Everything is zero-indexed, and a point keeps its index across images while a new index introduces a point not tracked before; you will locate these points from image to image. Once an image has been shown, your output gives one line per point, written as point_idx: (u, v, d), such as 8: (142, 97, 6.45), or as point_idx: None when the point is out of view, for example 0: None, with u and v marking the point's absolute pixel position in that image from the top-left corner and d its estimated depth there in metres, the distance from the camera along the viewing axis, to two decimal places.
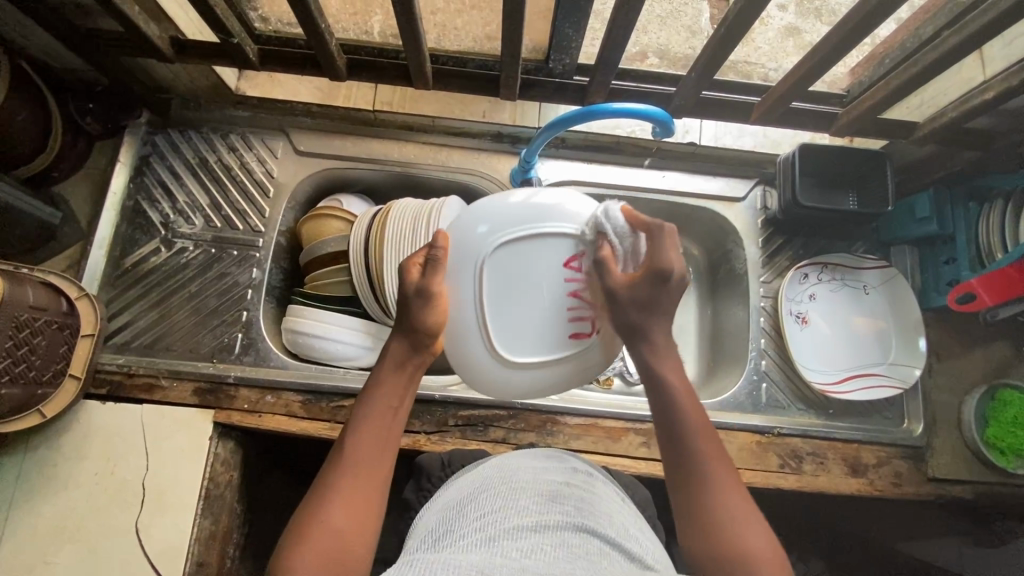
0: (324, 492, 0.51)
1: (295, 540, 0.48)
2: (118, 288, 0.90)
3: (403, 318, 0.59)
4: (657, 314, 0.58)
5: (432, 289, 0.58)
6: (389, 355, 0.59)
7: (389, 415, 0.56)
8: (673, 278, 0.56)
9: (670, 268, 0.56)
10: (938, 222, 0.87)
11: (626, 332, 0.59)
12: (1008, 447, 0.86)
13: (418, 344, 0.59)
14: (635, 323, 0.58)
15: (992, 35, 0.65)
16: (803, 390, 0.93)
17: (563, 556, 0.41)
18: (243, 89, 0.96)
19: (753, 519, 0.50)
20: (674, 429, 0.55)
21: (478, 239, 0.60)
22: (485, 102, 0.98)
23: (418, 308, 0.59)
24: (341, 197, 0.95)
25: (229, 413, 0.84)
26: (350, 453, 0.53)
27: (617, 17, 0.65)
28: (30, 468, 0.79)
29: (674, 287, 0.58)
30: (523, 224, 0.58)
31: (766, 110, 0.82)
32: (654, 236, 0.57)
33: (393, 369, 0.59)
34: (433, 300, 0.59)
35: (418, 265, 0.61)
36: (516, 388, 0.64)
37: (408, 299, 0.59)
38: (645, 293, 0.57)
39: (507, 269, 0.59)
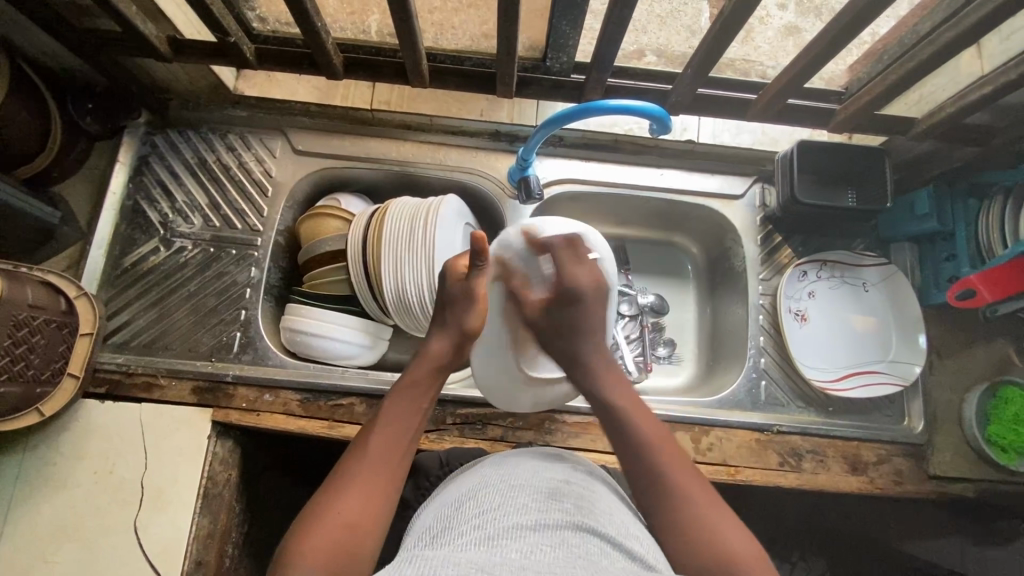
0: (338, 483, 0.51)
1: (306, 527, 0.48)
2: (118, 287, 0.90)
3: (450, 316, 0.67)
4: (583, 336, 0.70)
5: (475, 290, 0.67)
6: (429, 354, 0.65)
7: (412, 414, 0.59)
8: (585, 297, 0.71)
9: (583, 288, 0.72)
10: (937, 220, 0.87)
11: (569, 361, 0.70)
12: (1008, 445, 0.85)
13: (460, 344, 0.67)
14: (570, 350, 0.70)
15: (987, 31, 0.65)
16: (803, 388, 0.92)
17: (563, 556, 0.41)
18: (242, 88, 0.96)
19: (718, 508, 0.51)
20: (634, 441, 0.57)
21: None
22: (485, 100, 0.98)
23: (464, 307, 0.67)
24: (339, 196, 0.95)
25: (227, 411, 0.84)
26: (371, 447, 0.55)
27: (613, 13, 0.65)
28: (30, 466, 0.79)
29: (589, 301, 0.72)
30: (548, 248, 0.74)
31: (764, 106, 0.82)
32: (565, 261, 0.73)
33: (428, 369, 0.64)
34: (476, 299, 0.67)
35: (462, 267, 0.70)
36: (518, 396, 0.83)
37: (456, 296, 0.68)
38: (563, 313, 0.71)
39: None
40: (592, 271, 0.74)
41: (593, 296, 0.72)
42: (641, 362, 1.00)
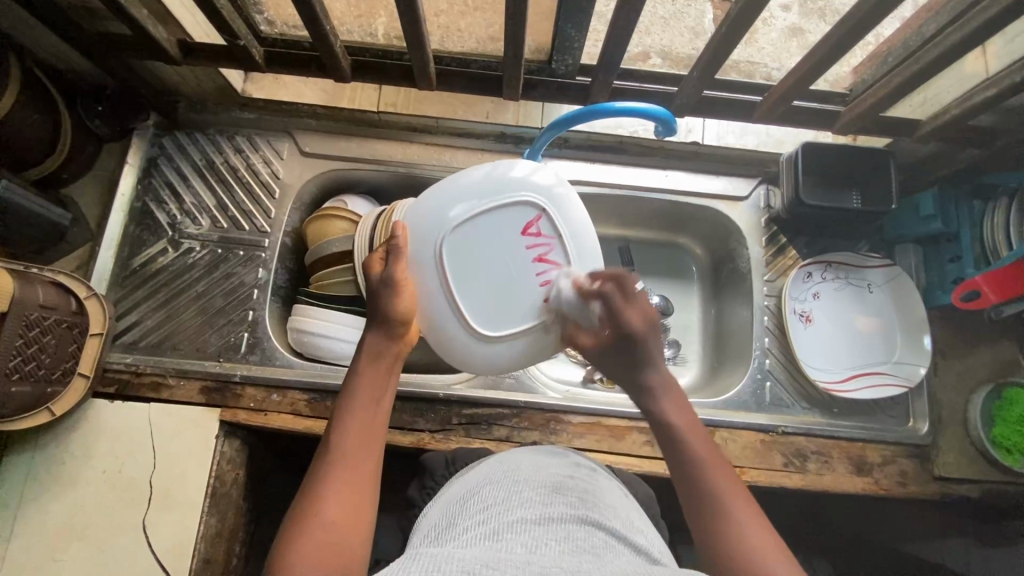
0: (314, 492, 0.51)
1: (289, 541, 0.48)
2: (126, 288, 0.91)
3: (374, 310, 0.66)
4: (645, 368, 0.64)
5: (393, 275, 0.66)
6: (367, 351, 0.63)
7: (371, 406, 0.59)
8: (642, 339, 0.64)
9: (634, 330, 0.64)
10: (942, 221, 0.87)
11: (635, 390, 0.64)
12: (1014, 446, 0.85)
13: (389, 333, 0.64)
14: (634, 382, 0.64)
15: (992, 34, 0.65)
16: (807, 389, 0.93)
17: (567, 550, 0.42)
18: (250, 91, 0.96)
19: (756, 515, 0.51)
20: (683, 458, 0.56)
21: (439, 216, 0.70)
22: (489, 103, 0.98)
23: (384, 296, 0.66)
24: (346, 197, 0.95)
25: (236, 411, 0.85)
26: (337, 452, 0.54)
27: (619, 17, 0.66)
28: (39, 465, 0.80)
29: (648, 339, 0.64)
30: (469, 203, 0.70)
31: (769, 108, 0.82)
32: (616, 304, 0.65)
33: (374, 364, 0.62)
34: (395, 284, 0.66)
35: (381, 259, 0.69)
36: (503, 364, 0.74)
37: (376, 288, 0.66)
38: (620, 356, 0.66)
39: (466, 245, 0.70)
40: (643, 309, 0.66)
41: (652, 335, 0.65)
42: None
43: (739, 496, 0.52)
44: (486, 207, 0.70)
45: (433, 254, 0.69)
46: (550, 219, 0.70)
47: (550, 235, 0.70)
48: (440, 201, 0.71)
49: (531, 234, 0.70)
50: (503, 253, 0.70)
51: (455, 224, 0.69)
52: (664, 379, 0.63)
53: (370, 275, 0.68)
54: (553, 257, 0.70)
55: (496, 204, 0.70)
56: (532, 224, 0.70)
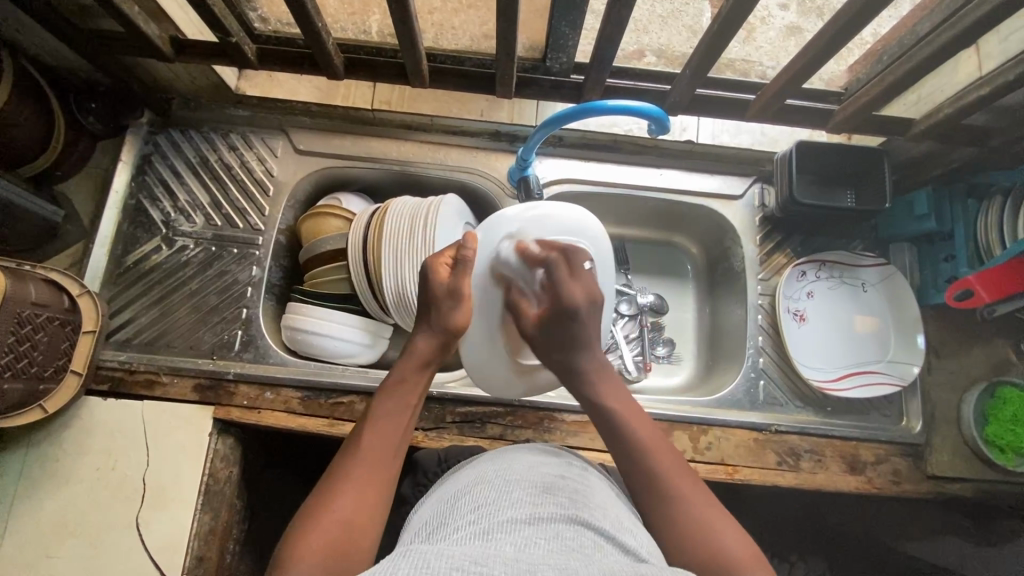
0: (335, 482, 0.52)
1: (304, 527, 0.48)
2: (121, 285, 0.91)
3: (433, 317, 0.68)
4: (582, 350, 0.67)
5: (461, 291, 0.68)
6: (416, 353, 0.65)
7: (405, 411, 0.60)
8: (582, 313, 0.68)
9: (576, 304, 0.68)
10: (936, 220, 0.87)
11: (565, 373, 0.67)
12: (1007, 445, 0.84)
13: (446, 343, 0.67)
14: (565, 362, 0.67)
15: (984, 32, 0.65)
16: (801, 388, 0.93)
17: (556, 549, 0.42)
18: (244, 89, 0.97)
19: (693, 485, 0.53)
20: (624, 443, 0.58)
21: (503, 245, 0.73)
22: (483, 100, 0.99)
23: (448, 306, 0.68)
24: (340, 195, 0.95)
25: (229, 409, 0.85)
26: (364, 446, 0.55)
27: (612, 15, 0.66)
28: (32, 462, 0.80)
29: (587, 319, 0.68)
30: (534, 239, 0.73)
31: (762, 107, 0.83)
32: (559, 276, 0.69)
33: (416, 366, 0.64)
34: (461, 299, 0.68)
35: (446, 265, 0.70)
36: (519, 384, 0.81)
37: (440, 297, 0.68)
38: (557, 330, 0.68)
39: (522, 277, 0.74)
40: (587, 285, 0.70)
41: (590, 312, 0.69)
42: (640, 362, 1.00)
43: (674, 467, 0.55)
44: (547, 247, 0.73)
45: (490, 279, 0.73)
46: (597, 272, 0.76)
47: None
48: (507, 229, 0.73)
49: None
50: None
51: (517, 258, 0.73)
52: (596, 365, 0.67)
53: (434, 277, 0.69)
54: None
55: (557, 246, 0.73)
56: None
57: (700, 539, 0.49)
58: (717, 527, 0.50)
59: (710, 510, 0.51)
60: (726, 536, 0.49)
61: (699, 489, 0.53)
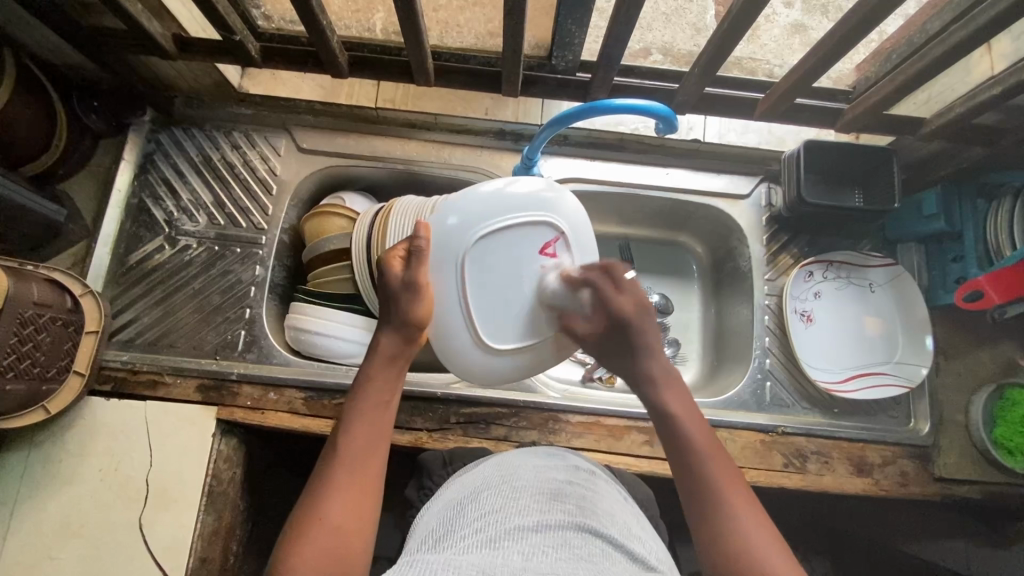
0: (318, 491, 0.51)
1: (292, 539, 0.48)
2: (123, 285, 0.91)
3: (392, 313, 0.65)
4: (643, 357, 0.63)
5: (417, 281, 0.65)
6: (380, 350, 0.63)
7: (381, 408, 0.59)
8: (635, 322, 0.63)
9: (624, 313, 0.64)
10: (945, 221, 0.86)
11: (636, 379, 0.63)
12: (1016, 448, 0.84)
13: (407, 337, 0.64)
14: (631, 372, 0.64)
15: (996, 31, 0.64)
16: (808, 389, 0.92)
17: (565, 558, 0.41)
18: (246, 87, 0.95)
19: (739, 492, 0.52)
20: (681, 445, 0.56)
21: (465, 225, 0.71)
22: (487, 99, 0.97)
23: (405, 300, 0.65)
24: (343, 195, 0.94)
25: (232, 410, 0.84)
26: (343, 452, 0.54)
27: (619, 13, 0.65)
28: (34, 464, 0.80)
29: (641, 325, 0.63)
30: (498, 212, 0.72)
31: (770, 106, 0.82)
32: (604, 289, 0.65)
33: (384, 363, 0.62)
34: (416, 289, 0.65)
35: (399, 258, 0.67)
36: (498, 371, 0.77)
37: (395, 291, 0.65)
38: (615, 341, 0.65)
39: (486, 254, 0.72)
40: (635, 294, 0.65)
41: (643, 319, 0.64)
42: None
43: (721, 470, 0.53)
44: (513, 220, 0.72)
45: (457, 256, 0.71)
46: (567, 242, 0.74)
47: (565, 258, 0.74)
48: (466, 207, 0.72)
49: (549, 253, 0.74)
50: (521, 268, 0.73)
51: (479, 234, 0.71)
52: (663, 371, 0.62)
53: (389, 272, 0.66)
54: None
55: (523, 218, 0.72)
56: (551, 244, 0.74)
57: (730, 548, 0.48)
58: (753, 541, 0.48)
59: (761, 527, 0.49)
60: (773, 552, 0.47)
61: (753, 504, 0.51)
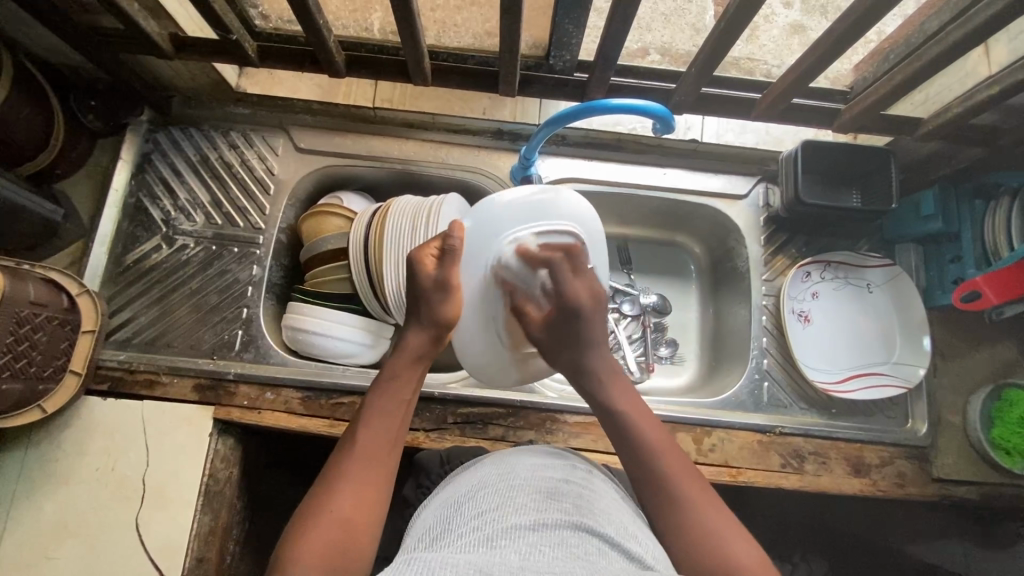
0: (330, 483, 0.51)
1: (302, 523, 0.48)
2: (120, 284, 0.90)
3: (422, 311, 0.66)
4: (590, 351, 0.68)
5: (450, 282, 0.66)
6: (408, 349, 0.65)
7: (399, 409, 0.60)
8: (585, 313, 0.69)
9: (580, 303, 0.69)
10: (943, 221, 0.86)
11: (575, 372, 0.68)
12: (1014, 448, 0.84)
13: (438, 336, 0.67)
14: (573, 361, 0.69)
15: (994, 32, 0.64)
16: (806, 389, 0.92)
17: (562, 557, 0.41)
18: (244, 86, 0.96)
19: (702, 493, 0.54)
20: (633, 444, 0.59)
21: (492, 229, 0.70)
22: (485, 99, 0.97)
23: (436, 299, 0.66)
24: (341, 194, 0.94)
25: (229, 409, 0.84)
26: (360, 445, 0.55)
27: (617, 13, 0.65)
28: (31, 463, 0.80)
29: (590, 317, 0.69)
30: (532, 221, 0.71)
31: (768, 106, 0.82)
32: (564, 274, 0.69)
33: (409, 363, 0.64)
34: (450, 291, 0.67)
35: (431, 256, 0.67)
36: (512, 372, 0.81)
37: (427, 291, 0.66)
38: (563, 330, 0.69)
39: (515, 262, 0.72)
40: (589, 284, 0.70)
41: (595, 309, 0.70)
42: (642, 363, 1.00)
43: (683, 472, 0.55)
44: (544, 228, 0.71)
45: (487, 262, 0.71)
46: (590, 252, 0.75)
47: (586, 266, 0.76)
48: (496, 213, 0.70)
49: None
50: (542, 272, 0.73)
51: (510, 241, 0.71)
52: (608, 368, 0.68)
53: (420, 269, 0.66)
54: None
55: (553, 228, 0.71)
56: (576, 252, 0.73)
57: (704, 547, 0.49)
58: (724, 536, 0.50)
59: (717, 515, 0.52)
60: (733, 538, 0.50)
61: (709, 495, 0.54)
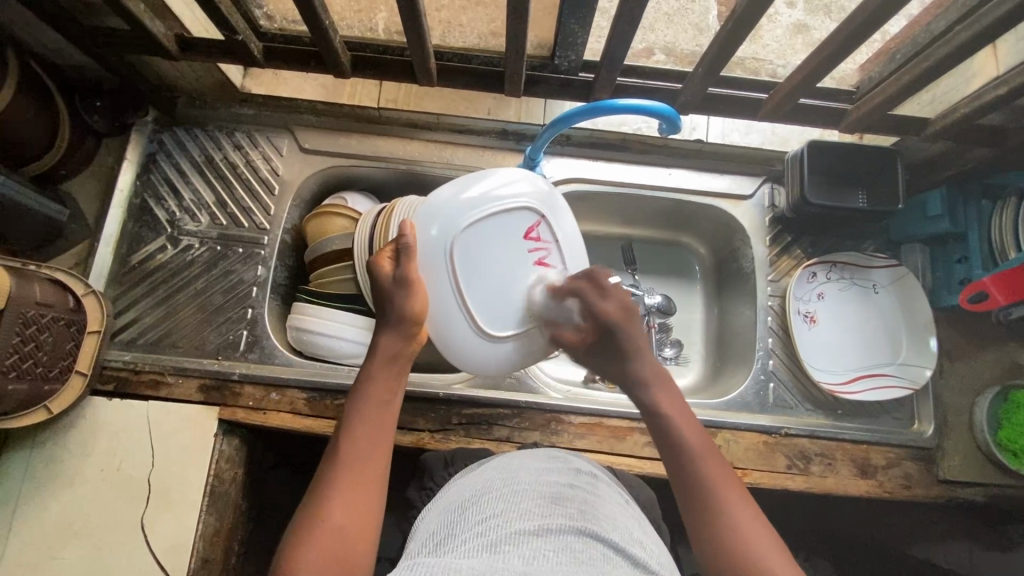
0: (321, 493, 0.51)
1: (296, 538, 0.48)
2: (125, 285, 0.91)
3: (388, 311, 0.65)
4: (635, 358, 0.65)
5: (408, 276, 0.66)
6: (380, 349, 0.63)
7: (383, 410, 0.59)
8: (620, 328, 0.65)
9: (610, 319, 0.66)
10: (950, 221, 0.86)
11: (626, 380, 0.65)
12: (1020, 450, 0.83)
13: (405, 333, 0.64)
14: (624, 375, 0.65)
15: (1002, 32, 0.64)
16: (812, 390, 0.92)
17: (566, 562, 0.41)
18: (249, 86, 0.96)
19: (739, 501, 0.52)
20: (672, 447, 0.57)
21: (445, 217, 0.71)
22: (490, 99, 0.97)
23: (398, 296, 0.65)
24: (346, 194, 0.94)
25: (234, 410, 0.84)
26: (346, 452, 0.54)
27: (623, 13, 0.65)
28: (37, 462, 0.80)
29: (628, 328, 0.65)
30: (482, 204, 0.72)
31: (774, 106, 0.81)
32: (588, 297, 0.68)
33: (383, 362, 0.62)
34: (410, 285, 0.66)
35: (388, 258, 0.68)
36: (506, 364, 0.77)
37: (388, 289, 0.65)
38: (605, 351, 0.67)
39: (474, 245, 0.72)
40: (618, 299, 0.67)
41: (630, 322, 0.66)
42: None
43: (720, 478, 0.54)
44: (496, 208, 0.73)
45: (445, 250, 0.71)
46: (550, 224, 0.76)
47: (549, 239, 0.76)
48: (447, 202, 0.71)
49: (533, 238, 0.75)
50: (506, 253, 0.74)
51: (465, 225, 0.71)
52: (654, 370, 0.64)
53: (379, 272, 0.67)
54: (550, 261, 0.76)
55: (504, 206, 0.73)
56: (535, 228, 0.75)
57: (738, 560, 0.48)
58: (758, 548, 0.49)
59: (753, 524, 0.50)
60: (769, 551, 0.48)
61: (749, 503, 0.52)
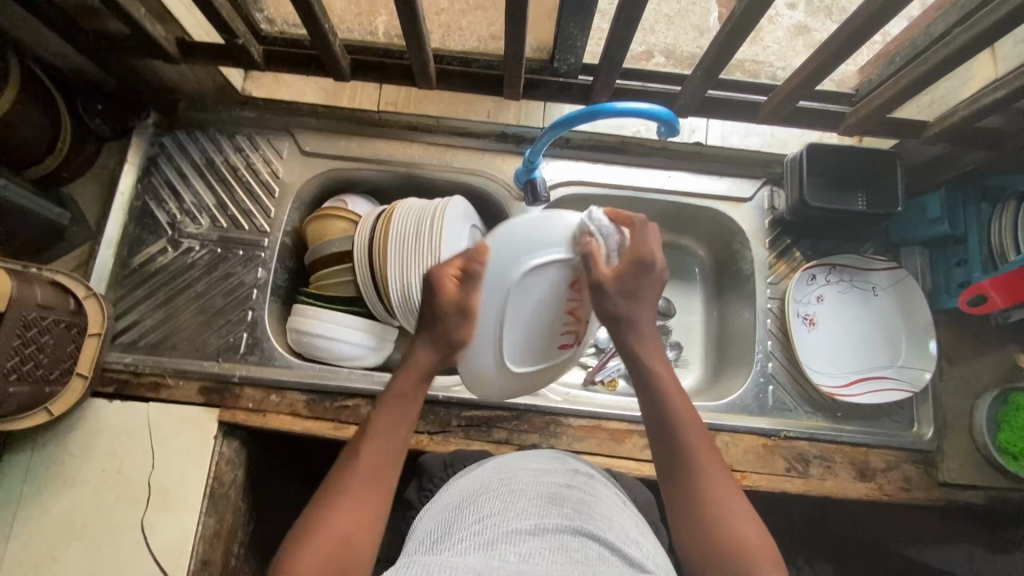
0: (328, 498, 0.52)
1: (299, 540, 0.49)
2: (126, 288, 0.91)
3: (436, 329, 0.63)
4: (639, 303, 0.64)
5: (470, 309, 0.63)
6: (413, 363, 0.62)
7: (402, 422, 0.59)
8: (655, 271, 0.64)
9: (654, 262, 0.64)
10: (949, 223, 0.86)
11: (610, 319, 0.65)
12: (1019, 453, 0.82)
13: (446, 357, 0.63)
14: (620, 312, 0.64)
15: (1001, 35, 0.64)
16: (812, 393, 0.92)
17: (561, 561, 0.41)
18: (250, 89, 0.97)
19: (714, 472, 0.56)
20: (656, 411, 0.60)
21: (518, 250, 0.64)
22: (489, 102, 0.98)
23: (453, 322, 0.63)
24: (347, 197, 0.93)
25: (234, 412, 0.84)
26: (359, 459, 0.55)
27: (621, 17, 0.65)
28: (37, 465, 0.80)
29: (655, 279, 0.64)
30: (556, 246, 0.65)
31: (773, 109, 0.81)
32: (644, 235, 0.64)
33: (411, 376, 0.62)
34: (468, 317, 0.63)
35: (452, 277, 0.63)
36: (502, 389, 0.73)
37: (445, 314, 0.62)
38: (630, 283, 0.63)
39: (532, 285, 0.65)
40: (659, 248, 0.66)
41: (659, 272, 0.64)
42: None
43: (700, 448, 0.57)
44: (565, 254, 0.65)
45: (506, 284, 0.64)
46: None
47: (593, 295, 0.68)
48: (523, 233, 0.64)
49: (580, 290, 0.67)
50: (554, 299, 0.66)
51: (534, 264, 0.64)
52: (649, 332, 0.65)
53: (442, 290, 0.63)
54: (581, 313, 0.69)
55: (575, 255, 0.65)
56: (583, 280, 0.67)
57: (708, 526, 0.53)
58: (728, 518, 0.53)
59: (726, 495, 0.54)
60: (738, 521, 0.52)
61: (726, 477, 0.56)
